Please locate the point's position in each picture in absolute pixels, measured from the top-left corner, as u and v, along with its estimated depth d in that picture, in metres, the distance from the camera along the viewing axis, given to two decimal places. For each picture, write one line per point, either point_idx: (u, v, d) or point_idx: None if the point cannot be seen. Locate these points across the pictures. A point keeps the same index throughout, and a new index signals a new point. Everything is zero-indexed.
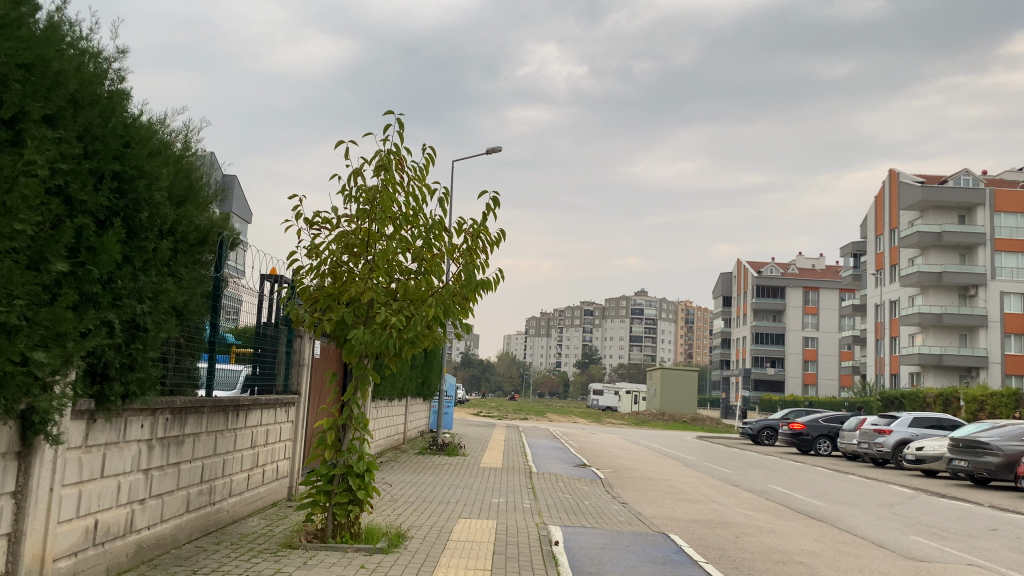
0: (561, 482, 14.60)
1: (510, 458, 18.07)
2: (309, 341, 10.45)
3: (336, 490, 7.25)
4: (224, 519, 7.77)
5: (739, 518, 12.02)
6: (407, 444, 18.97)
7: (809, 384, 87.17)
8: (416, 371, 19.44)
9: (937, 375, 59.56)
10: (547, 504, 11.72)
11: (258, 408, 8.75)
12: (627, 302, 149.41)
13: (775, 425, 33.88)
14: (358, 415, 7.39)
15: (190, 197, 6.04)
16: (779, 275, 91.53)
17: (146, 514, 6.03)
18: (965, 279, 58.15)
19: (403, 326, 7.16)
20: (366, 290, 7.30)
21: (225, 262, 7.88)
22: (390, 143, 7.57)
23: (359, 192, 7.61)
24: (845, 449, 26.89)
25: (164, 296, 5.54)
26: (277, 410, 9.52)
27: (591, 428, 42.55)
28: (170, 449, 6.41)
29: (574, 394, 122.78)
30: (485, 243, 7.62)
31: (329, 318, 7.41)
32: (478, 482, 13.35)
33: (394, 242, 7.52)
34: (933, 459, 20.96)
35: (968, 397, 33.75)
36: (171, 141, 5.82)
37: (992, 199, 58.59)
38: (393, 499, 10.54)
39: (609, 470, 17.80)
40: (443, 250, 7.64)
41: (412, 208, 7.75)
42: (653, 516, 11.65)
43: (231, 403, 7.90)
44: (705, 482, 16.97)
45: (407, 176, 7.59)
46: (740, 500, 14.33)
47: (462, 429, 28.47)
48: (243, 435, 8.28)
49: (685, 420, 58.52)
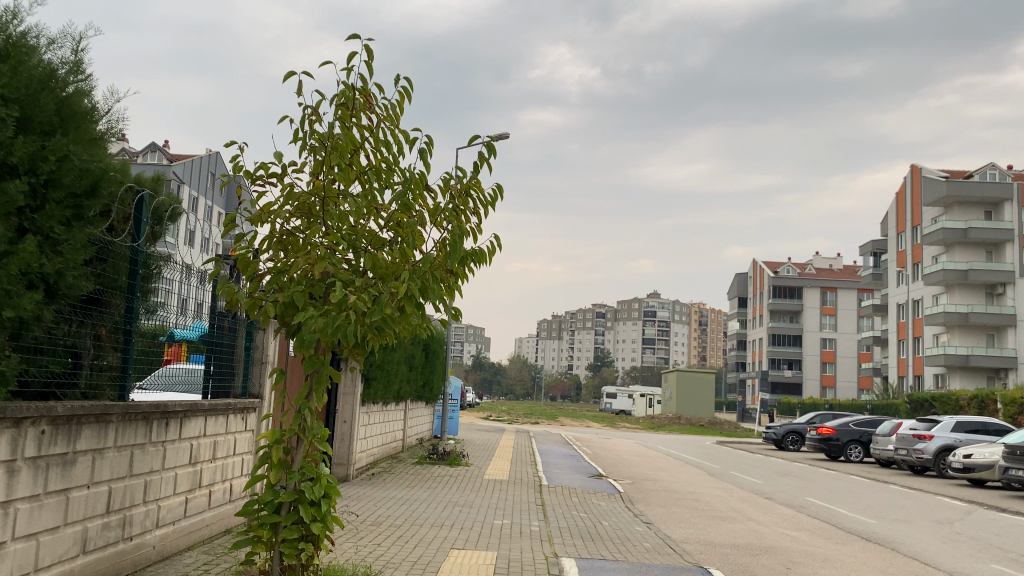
0: (574, 497, 12.90)
1: (519, 468, 16.42)
2: (273, 336, 8.85)
3: (282, 523, 5.60)
4: (148, 558, 6.10)
5: (783, 543, 10.35)
6: (405, 453, 17.36)
7: (827, 386, 85.25)
8: (415, 372, 17.83)
9: (964, 377, 57.37)
10: (558, 527, 9.99)
11: (200, 415, 7.10)
12: (641, 304, 147.40)
13: (801, 430, 31.99)
14: (313, 427, 5.69)
15: (64, 129, 4.48)
16: (796, 275, 89.44)
17: (7, 562, 4.40)
18: (992, 277, 55.96)
19: (368, 308, 5.30)
20: (324, 263, 5.56)
21: (144, 233, 6.29)
22: (355, 75, 5.92)
23: (317, 140, 5.93)
24: (880, 456, 25.05)
25: (12, 256, 3.95)
26: (231, 417, 7.88)
27: (605, 433, 40.73)
28: (49, 472, 4.78)
29: (586, 397, 120.88)
30: (478, 204, 5.93)
31: (276, 300, 5.64)
32: (479, 498, 11.66)
33: (360, 202, 5.84)
34: (983, 467, 19.11)
35: (1006, 399, 31.80)
36: (30, 51, 4.26)
37: (1020, 194, 56.47)
38: (375, 523, 8.91)
39: (628, 481, 16.12)
40: (424, 212, 5.97)
41: (386, 161, 6.09)
42: (683, 541, 10.01)
43: (159, 409, 6.25)
44: (735, 495, 15.24)
45: (377, 116, 5.91)
46: (779, 518, 12.64)
47: (469, 435, 26.84)
48: (177, 449, 6.61)
49: (702, 424, 56.61)
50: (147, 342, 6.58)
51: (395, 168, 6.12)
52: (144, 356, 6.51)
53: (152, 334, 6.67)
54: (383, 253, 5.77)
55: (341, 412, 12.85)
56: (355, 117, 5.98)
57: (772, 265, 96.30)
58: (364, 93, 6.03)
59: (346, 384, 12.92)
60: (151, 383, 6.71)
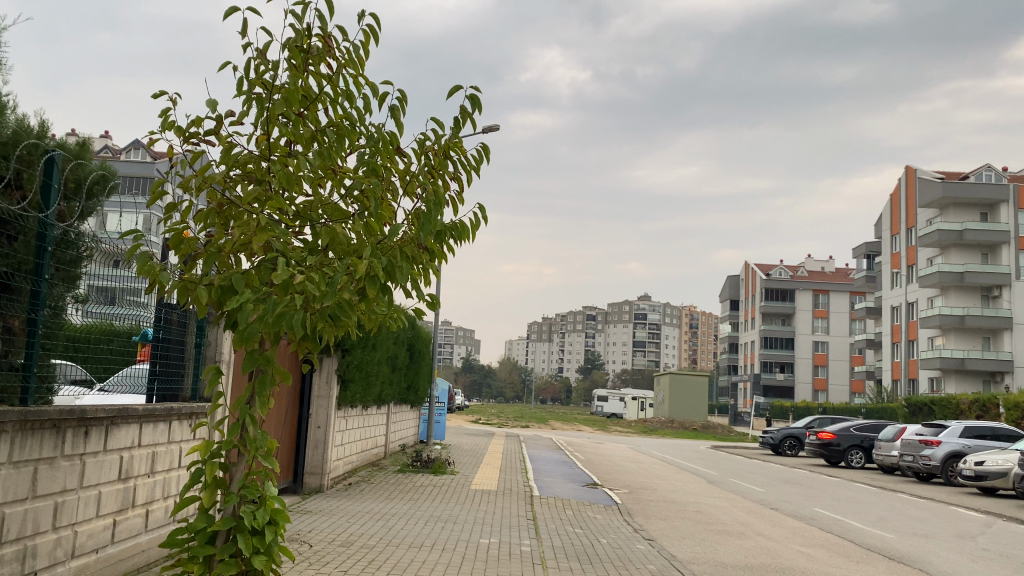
0: (569, 510, 11.87)
1: (509, 476, 15.40)
2: (228, 333, 7.82)
3: (216, 556, 4.54)
4: None
5: (800, 564, 9.35)
6: (387, 460, 16.32)
7: (819, 390, 84.54)
8: (398, 375, 16.81)
9: (959, 380, 56.66)
10: (552, 547, 8.95)
11: (135, 420, 6.05)
12: (632, 306, 146.62)
13: (799, 434, 31.11)
14: (256, 440, 4.62)
15: None
16: (788, 278, 88.72)
17: None
18: (989, 279, 55.24)
19: (319, 291, 4.18)
20: (267, 234, 4.48)
21: (56, 203, 5.23)
22: (309, 12, 4.93)
23: (262, 91, 4.90)
24: (883, 462, 24.14)
25: None
26: (175, 425, 6.83)
27: (597, 437, 39.67)
28: None
29: (577, 400, 119.86)
30: (460, 167, 4.89)
31: (209, 284, 4.57)
32: (464, 512, 10.61)
33: (315, 165, 4.80)
34: (996, 475, 18.17)
35: (1009, 403, 30.99)
36: None
37: (1016, 196, 55.79)
38: (345, 544, 7.92)
39: (624, 491, 15.11)
40: (393, 178, 4.92)
41: (347, 117, 5.06)
42: (690, 562, 8.99)
43: (76, 417, 5.18)
44: (739, 506, 14.26)
45: (336, 62, 4.91)
46: (790, 533, 11.64)
47: (455, 440, 25.81)
48: (102, 463, 5.55)
49: (695, 428, 55.67)
50: (80, 338, 5.54)
51: (360, 127, 5.09)
52: (77, 349, 5.52)
53: (88, 330, 5.63)
54: (345, 227, 4.69)
55: (315, 417, 11.85)
56: (311, 64, 4.97)
57: (764, 267, 95.63)
58: (321, 35, 5.02)
59: (319, 387, 11.88)
60: (112, 385, 5.96)
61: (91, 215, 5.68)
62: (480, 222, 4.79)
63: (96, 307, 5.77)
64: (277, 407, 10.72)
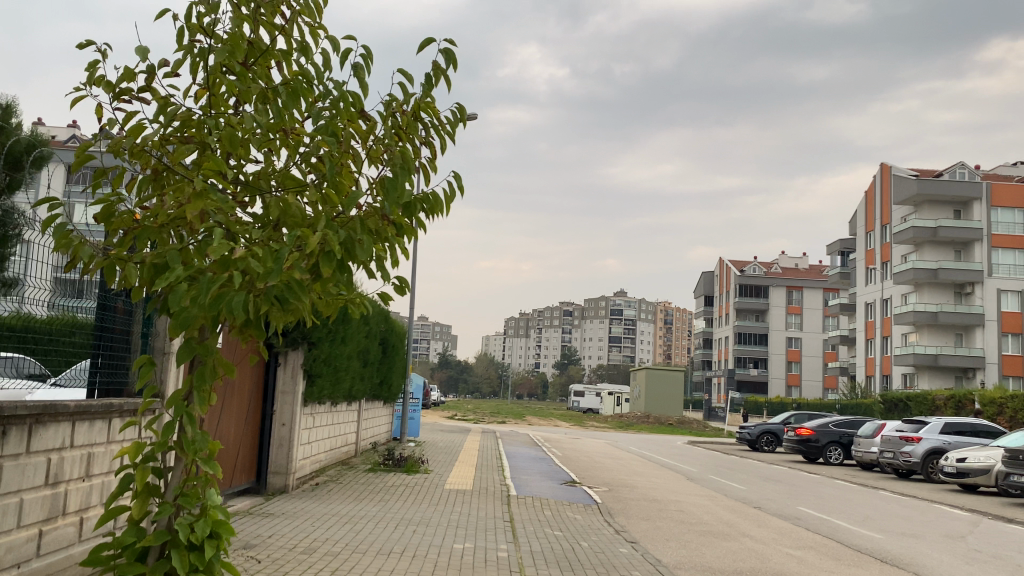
0: (547, 510, 11.32)
1: (484, 474, 14.84)
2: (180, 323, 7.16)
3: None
4: None
5: (790, 568, 8.88)
6: (358, 458, 15.70)
7: (792, 385, 84.90)
8: (370, 370, 16.19)
9: (932, 376, 57.00)
10: (530, 553, 8.38)
11: (61, 419, 5.37)
12: (607, 302, 146.56)
13: (776, 430, 30.88)
14: (196, 441, 4.03)
15: None
16: (763, 274, 88.99)
17: None
18: (962, 276, 55.54)
19: (264, 269, 3.55)
20: (202, 202, 3.83)
21: None
22: None
23: (204, 42, 4.29)
24: (862, 458, 23.92)
25: None
26: (115, 423, 6.19)
27: (573, 433, 39.24)
28: None
29: (552, 396, 119.68)
30: (431, 130, 4.29)
31: (138, 261, 3.95)
32: (437, 515, 10.02)
33: (263, 125, 4.19)
34: (978, 472, 17.93)
35: (985, 399, 30.99)
36: None
37: (989, 193, 56.11)
38: (307, 553, 7.26)
39: (604, 489, 14.62)
40: (355, 141, 4.32)
41: (303, 74, 4.46)
42: (676, 567, 8.45)
43: None
44: (721, 504, 13.82)
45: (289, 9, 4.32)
46: (776, 534, 11.20)
47: (429, 436, 25.23)
48: (23, 466, 4.91)
49: (671, 423, 55.52)
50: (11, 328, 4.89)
51: (317, 86, 4.50)
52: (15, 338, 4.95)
53: (21, 323, 4.99)
54: (298, 196, 4.08)
55: (279, 414, 11.21)
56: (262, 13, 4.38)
57: (739, 263, 95.81)
58: None
59: (284, 381, 11.23)
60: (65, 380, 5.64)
61: (27, 189, 5.00)
62: (455, 193, 4.20)
63: (29, 296, 5.16)
64: (237, 406, 10.14)
